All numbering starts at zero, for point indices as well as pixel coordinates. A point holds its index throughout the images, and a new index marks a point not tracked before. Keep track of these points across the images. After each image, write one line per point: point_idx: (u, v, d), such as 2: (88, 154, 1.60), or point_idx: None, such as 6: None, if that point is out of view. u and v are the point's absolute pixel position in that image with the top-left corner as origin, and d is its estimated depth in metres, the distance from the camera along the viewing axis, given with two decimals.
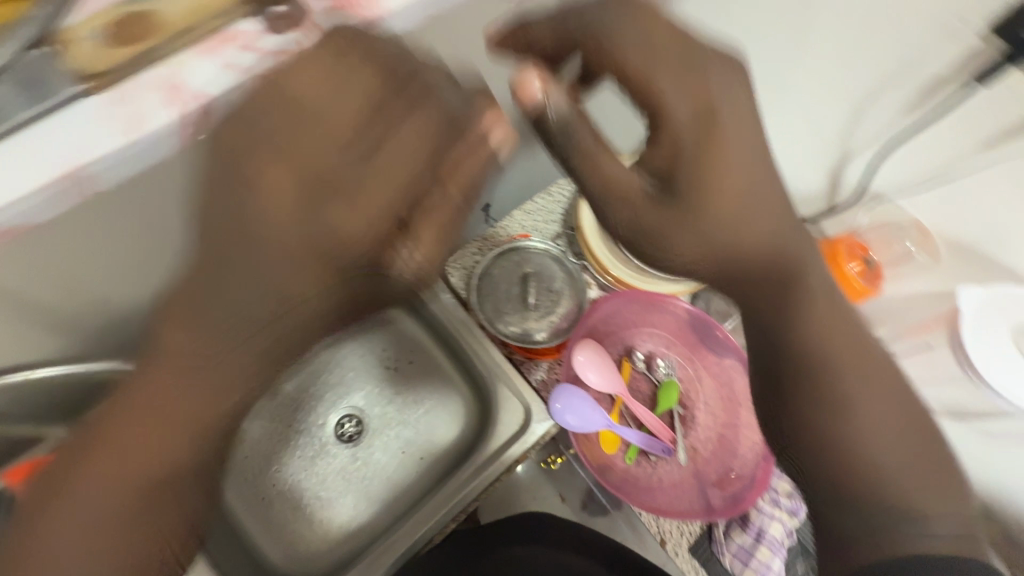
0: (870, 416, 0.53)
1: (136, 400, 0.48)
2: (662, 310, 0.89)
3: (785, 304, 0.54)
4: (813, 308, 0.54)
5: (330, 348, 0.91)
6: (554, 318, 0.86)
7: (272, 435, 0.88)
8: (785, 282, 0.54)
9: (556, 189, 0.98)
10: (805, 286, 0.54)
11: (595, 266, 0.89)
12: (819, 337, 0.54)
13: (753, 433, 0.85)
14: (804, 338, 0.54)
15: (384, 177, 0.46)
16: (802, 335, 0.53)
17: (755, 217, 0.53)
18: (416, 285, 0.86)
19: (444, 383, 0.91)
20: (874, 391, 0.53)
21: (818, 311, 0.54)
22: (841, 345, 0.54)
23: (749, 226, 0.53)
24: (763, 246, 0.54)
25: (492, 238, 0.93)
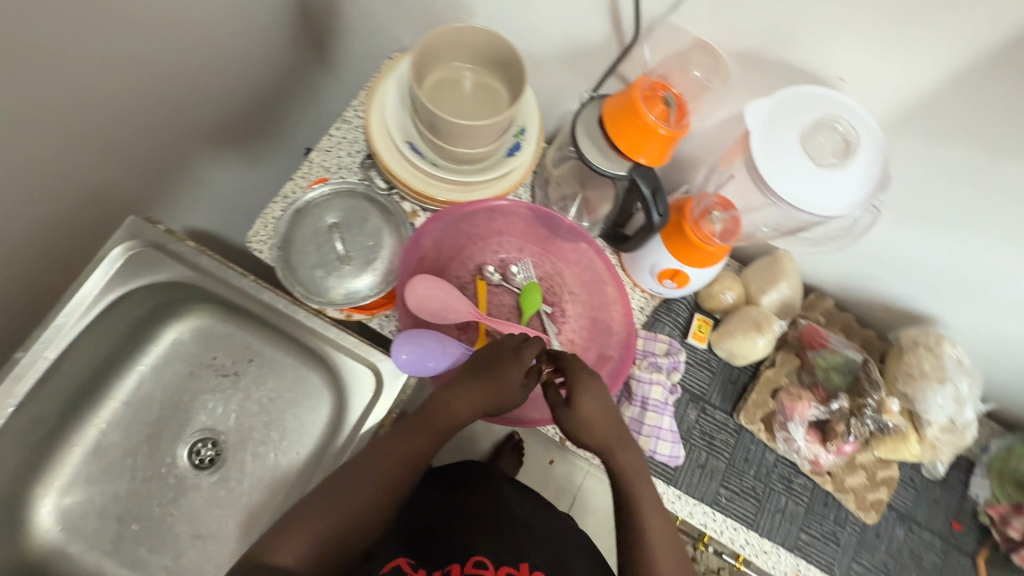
0: (640, 495, 0.61)
1: (333, 483, 0.60)
2: (503, 214, 0.82)
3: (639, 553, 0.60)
4: (641, 493, 0.61)
5: (149, 374, 0.79)
6: (378, 265, 0.76)
7: (113, 497, 0.74)
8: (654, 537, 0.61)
9: (353, 115, 0.85)
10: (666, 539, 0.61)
11: (410, 193, 0.78)
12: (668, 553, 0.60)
13: (623, 308, 0.82)
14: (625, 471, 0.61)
15: (430, 427, 0.62)
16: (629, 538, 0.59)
17: (591, 416, 0.60)
18: (203, 277, 0.72)
19: (294, 367, 0.80)
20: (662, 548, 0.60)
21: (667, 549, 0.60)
22: (646, 502, 0.61)
23: (588, 413, 0.60)
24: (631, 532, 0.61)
25: (292, 192, 0.80)
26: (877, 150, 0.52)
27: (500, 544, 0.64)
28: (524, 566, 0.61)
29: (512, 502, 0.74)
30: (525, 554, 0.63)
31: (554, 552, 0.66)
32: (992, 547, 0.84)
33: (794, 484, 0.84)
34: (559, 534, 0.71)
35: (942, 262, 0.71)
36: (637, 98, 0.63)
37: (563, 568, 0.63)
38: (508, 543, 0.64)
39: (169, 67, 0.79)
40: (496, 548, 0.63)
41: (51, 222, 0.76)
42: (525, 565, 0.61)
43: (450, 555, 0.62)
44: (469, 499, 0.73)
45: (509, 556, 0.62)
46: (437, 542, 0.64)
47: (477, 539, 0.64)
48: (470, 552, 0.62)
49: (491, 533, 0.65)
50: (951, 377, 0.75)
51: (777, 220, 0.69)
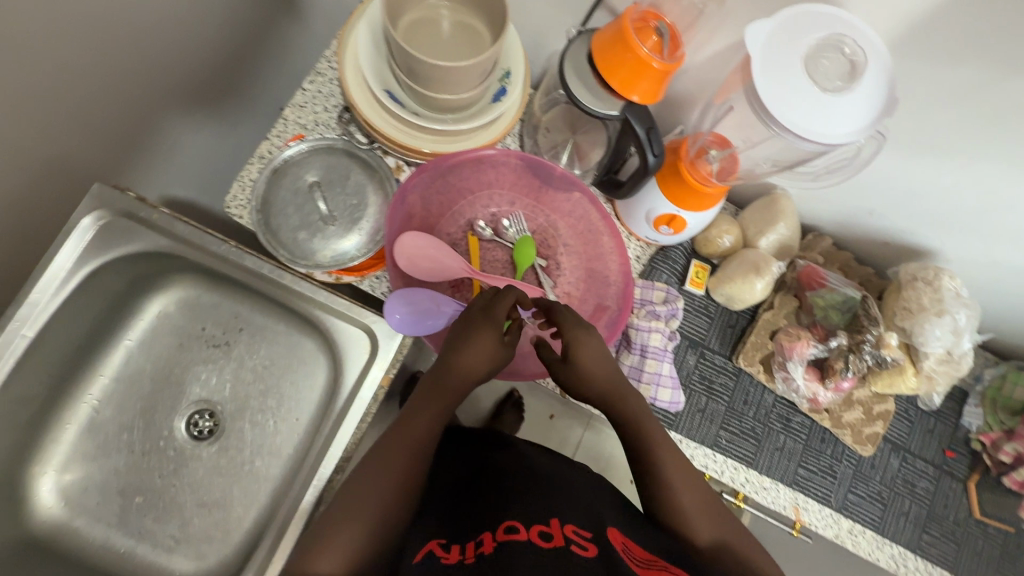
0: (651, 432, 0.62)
1: (345, 497, 0.58)
2: (492, 166, 0.79)
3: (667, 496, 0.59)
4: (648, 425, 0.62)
5: (136, 349, 0.77)
6: (364, 224, 0.74)
7: (112, 471, 0.73)
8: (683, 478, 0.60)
9: (326, 66, 0.80)
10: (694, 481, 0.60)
11: (392, 146, 0.74)
12: (699, 500, 0.59)
13: (620, 257, 0.81)
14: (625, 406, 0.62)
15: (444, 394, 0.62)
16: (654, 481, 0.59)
17: (590, 362, 0.61)
18: (181, 245, 0.69)
19: (286, 334, 0.78)
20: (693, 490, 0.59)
21: (697, 490, 0.60)
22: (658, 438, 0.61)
23: (586, 363, 0.61)
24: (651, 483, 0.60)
25: (268, 152, 0.76)
26: (884, 68, 0.48)
27: (530, 505, 0.56)
28: (553, 521, 0.52)
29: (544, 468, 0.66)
30: (558, 510, 0.54)
31: (593, 505, 0.58)
32: (983, 472, 0.87)
33: (793, 422, 0.85)
34: (598, 494, 0.62)
35: (943, 192, 0.69)
36: (627, 30, 0.59)
37: (597, 517, 0.55)
38: (540, 503, 0.56)
39: (123, 20, 0.73)
40: (525, 510, 0.54)
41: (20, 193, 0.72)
42: (555, 519, 0.52)
43: (478, 528, 0.54)
44: (498, 471, 0.66)
45: (540, 513, 0.54)
46: (467, 519, 0.57)
47: (509, 507, 0.56)
48: (500, 521, 0.54)
49: (519, 497, 0.58)
50: (950, 309, 0.74)
51: (776, 154, 0.66)
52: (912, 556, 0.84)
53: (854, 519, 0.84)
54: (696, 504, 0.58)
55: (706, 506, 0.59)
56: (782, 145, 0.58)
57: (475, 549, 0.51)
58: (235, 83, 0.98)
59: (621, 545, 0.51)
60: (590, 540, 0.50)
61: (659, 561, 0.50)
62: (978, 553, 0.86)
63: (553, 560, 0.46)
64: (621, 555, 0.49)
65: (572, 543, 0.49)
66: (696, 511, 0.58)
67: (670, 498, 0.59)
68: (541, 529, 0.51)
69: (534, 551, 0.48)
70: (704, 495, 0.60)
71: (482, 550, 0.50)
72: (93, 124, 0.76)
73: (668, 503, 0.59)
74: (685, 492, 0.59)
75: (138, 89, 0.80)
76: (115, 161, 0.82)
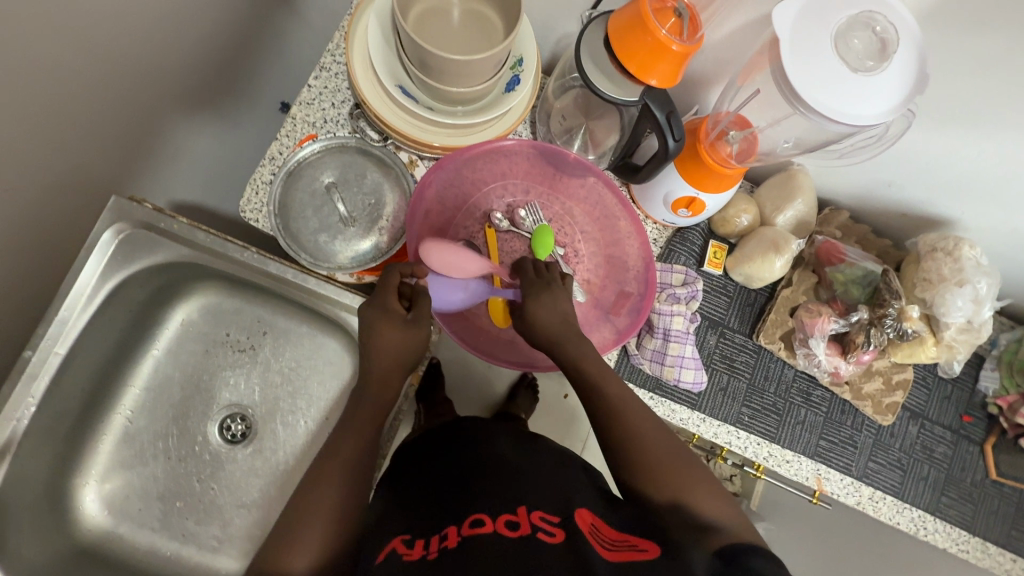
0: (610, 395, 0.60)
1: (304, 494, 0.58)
2: (506, 155, 0.78)
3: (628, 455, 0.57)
4: (607, 385, 0.61)
5: (164, 358, 0.78)
6: (384, 222, 0.74)
7: (152, 477, 0.75)
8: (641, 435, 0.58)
9: (331, 60, 0.77)
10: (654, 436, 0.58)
11: (407, 142, 0.73)
12: (660, 452, 0.56)
13: (639, 241, 0.81)
14: (583, 362, 0.62)
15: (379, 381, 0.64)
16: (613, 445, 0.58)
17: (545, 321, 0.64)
18: (203, 254, 0.69)
19: (311, 335, 0.79)
20: (653, 444, 0.57)
21: (657, 443, 0.57)
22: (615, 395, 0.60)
23: (542, 319, 0.64)
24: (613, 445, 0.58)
25: (279, 154, 0.75)
26: (915, 45, 0.48)
27: (497, 496, 0.59)
28: (523, 509, 0.56)
29: (513, 454, 0.68)
30: (525, 498, 0.58)
31: (562, 488, 0.61)
32: (999, 434, 0.88)
33: (813, 396, 0.86)
34: (566, 477, 0.64)
35: (963, 161, 0.68)
36: (647, 13, 0.57)
37: (567, 501, 0.58)
38: (509, 492, 0.59)
39: (122, 25, 0.71)
40: (493, 500, 0.59)
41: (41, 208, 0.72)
42: (522, 507, 0.56)
43: (448, 520, 0.58)
44: (467, 462, 0.67)
45: (506, 504, 0.57)
46: (439, 511, 0.60)
47: (475, 497, 0.60)
48: (469, 512, 0.57)
49: (487, 488, 0.61)
50: (970, 279, 0.75)
51: (799, 135, 0.66)
52: (931, 519, 0.87)
53: (875, 486, 0.86)
54: (656, 455, 0.56)
55: (665, 455, 0.56)
56: (810, 126, 0.57)
57: (441, 543, 0.55)
58: (236, 81, 0.96)
59: (588, 528, 0.53)
60: (557, 525, 0.53)
61: (625, 537, 0.52)
62: (995, 512, 0.88)
63: (516, 547, 0.51)
64: (586, 534, 0.52)
65: (539, 530, 0.53)
66: (656, 463, 0.55)
67: (631, 455, 0.56)
68: (508, 519, 0.55)
69: (500, 539, 0.52)
70: (665, 447, 0.57)
71: (448, 545, 0.54)
72: (100, 133, 0.75)
73: (631, 460, 0.56)
74: (642, 446, 0.57)
75: (142, 94, 0.79)
76: (124, 169, 0.81)
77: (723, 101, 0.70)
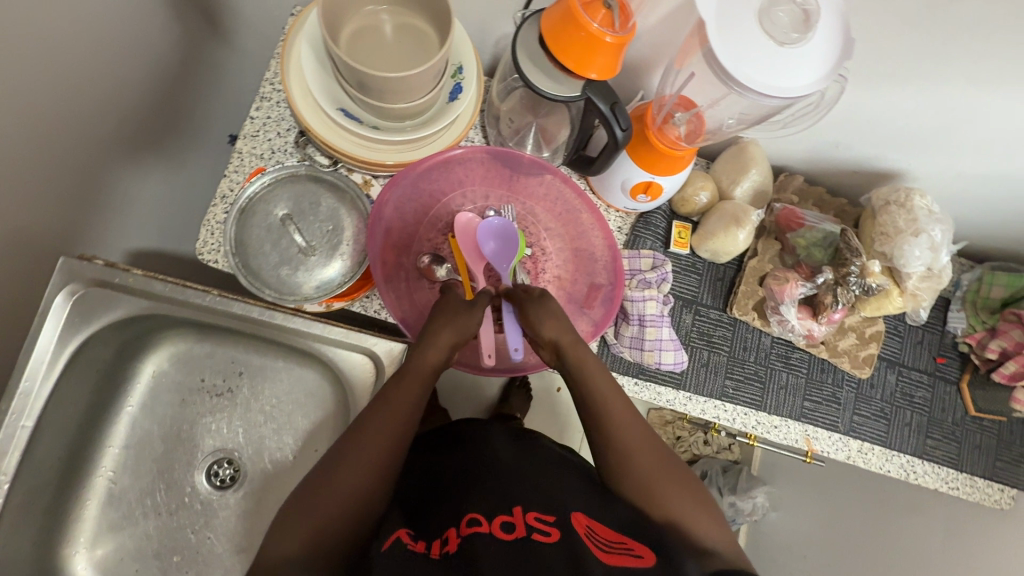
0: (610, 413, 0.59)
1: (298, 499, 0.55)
2: (460, 163, 0.77)
3: (642, 485, 0.57)
4: (618, 410, 0.60)
5: (140, 413, 0.76)
6: (344, 248, 0.73)
7: (143, 535, 0.73)
8: (659, 462, 0.58)
9: (271, 90, 0.76)
10: (672, 467, 0.58)
11: (358, 163, 0.72)
12: (676, 487, 0.57)
13: (602, 232, 0.81)
14: (595, 388, 0.60)
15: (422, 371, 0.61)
16: (626, 472, 0.58)
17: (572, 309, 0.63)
18: (163, 303, 0.68)
19: (288, 369, 0.78)
20: (669, 480, 0.57)
21: (674, 478, 0.57)
22: (617, 415, 0.59)
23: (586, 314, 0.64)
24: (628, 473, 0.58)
25: (229, 191, 0.74)
26: (835, 12, 0.49)
27: (492, 496, 0.60)
28: (518, 510, 0.57)
29: (506, 454, 0.68)
30: (519, 498, 0.59)
31: (554, 489, 0.62)
32: (973, 371, 0.91)
33: (792, 359, 0.88)
34: (558, 474, 0.65)
35: (902, 113, 0.70)
36: (576, 7, 0.57)
37: (559, 500, 0.59)
38: (503, 493, 0.60)
39: (45, 79, 0.69)
40: (487, 502, 0.58)
41: None
42: (517, 508, 0.57)
43: (444, 522, 0.58)
44: (455, 466, 0.67)
45: (500, 505, 0.58)
46: (436, 514, 0.60)
47: (472, 497, 0.60)
48: (463, 513, 0.57)
49: (481, 488, 0.61)
50: (925, 228, 0.77)
51: (742, 111, 0.66)
52: (919, 462, 0.89)
53: (862, 438, 0.88)
54: (671, 490, 0.56)
55: (679, 490, 0.56)
56: (748, 103, 0.58)
57: (442, 547, 0.54)
58: (177, 119, 0.94)
59: (584, 529, 0.54)
60: (552, 524, 0.54)
61: (621, 539, 0.54)
62: (979, 447, 0.91)
63: (515, 549, 0.51)
64: (581, 535, 0.53)
65: (534, 531, 0.53)
66: (671, 496, 0.56)
67: (646, 485, 0.57)
68: (503, 520, 0.55)
69: (498, 541, 0.52)
70: (682, 480, 0.57)
71: (448, 548, 0.53)
72: (39, 192, 0.72)
73: (643, 491, 0.57)
74: (658, 478, 0.57)
75: (78, 147, 0.76)
76: (71, 226, 0.78)
77: (665, 84, 0.70)
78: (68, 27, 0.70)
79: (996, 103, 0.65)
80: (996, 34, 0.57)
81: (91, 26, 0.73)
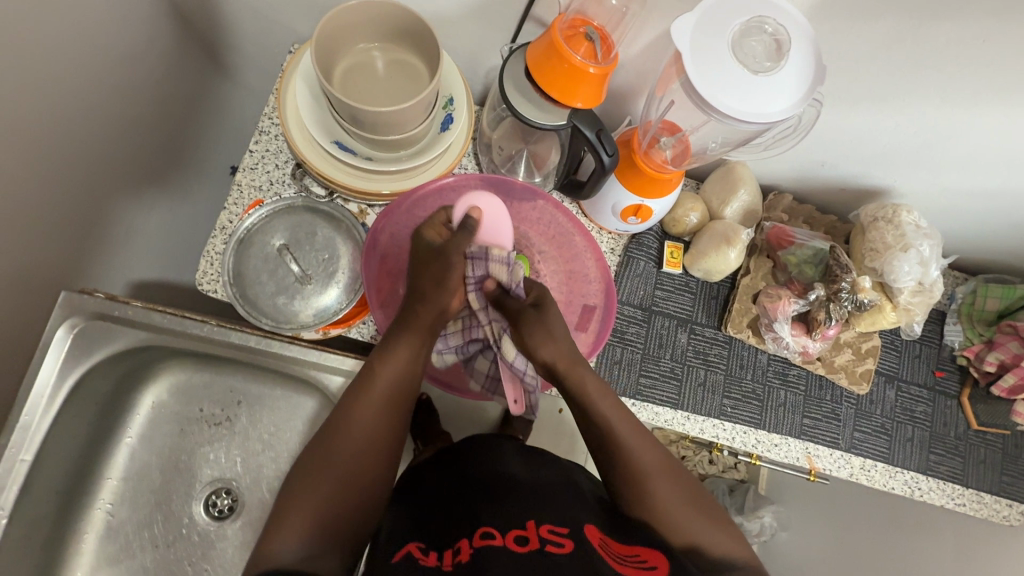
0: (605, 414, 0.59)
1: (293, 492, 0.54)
2: (455, 191, 0.76)
3: (673, 521, 0.56)
4: (631, 443, 0.59)
5: (138, 445, 0.77)
6: (340, 275, 0.74)
7: (141, 568, 0.73)
8: (686, 494, 0.58)
9: (268, 123, 0.78)
10: (696, 497, 0.58)
11: (352, 193, 0.74)
12: (703, 521, 0.57)
13: (594, 253, 0.82)
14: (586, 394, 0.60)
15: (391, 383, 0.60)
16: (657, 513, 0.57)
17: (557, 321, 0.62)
18: (162, 334, 0.70)
19: (286, 397, 0.78)
20: (695, 515, 0.57)
21: (705, 513, 0.57)
22: (627, 432, 0.59)
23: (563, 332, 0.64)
24: (659, 512, 0.56)
25: (228, 223, 0.75)
26: (808, 45, 0.51)
27: (506, 509, 0.58)
28: (531, 523, 0.55)
29: (521, 472, 0.66)
30: (534, 512, 0.57)
31: (569, 505, 0.59)
32: (973, 385, 0.90)
33: (790, 376, 0.87)
34: (573, 491, 0.63)
35: (884, 132, 0.72)
36: (559, 42, 0.59)
37: (575, 516, 0.57)
38: (515, 506, 0.58)
39: (47, 121, 0.71)
40: (504, 514, 0.57)
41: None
42: (532, 521, 0.55)
43: (459, 532, 0.56)
44: (469, 476, 0.66)
45: (515, 518, 0.56)
46: (450, 523, 0.59)
47: (485, 509, 0.58)
48: (477, 525, 0.56)
49: (501, 500, 0.60)
50: (914, 243, 0.78)
51: (724, 135, 0.68)
52: (923, 478, 0.88)
53: (864, 455, 0.87)
54: (703, 529, 0.56)
55: (706, 523, 0.57)
56: (728, 128, 0.60)
57: (454, 557, 0.53)
58: (177, 156, 0.96)
59: (598, 542, 0.53)
60: (566, 537, 0.52)
61: (635, 551, 0.52)
62: (984, 461, 0.90)
63: (527, 559, 0.49)
64: (596, 550, 0.51)
65: (547, 543, 0.51)
66: (703, 527, 0.56)
67: (676, 524, 0.56)
68: (517, 533, 0.53)
69: (509, 552, 0.51)
70: (705, 511, 0.57)
71: (461, 558, 0.52)
72: (42, 228, 0.74)
73: (666, 524, 0.56)
74: (689, 516, 0.56)
75: (79, 184, 0.78)
76: (70, 261, 0.80)
77: (650, 110, 0.72)
78: (67, 70, 0.72)
79: (971, 122, 0.67)
80: (968, 57, 0.59)
81: (92, 69, 0.75)
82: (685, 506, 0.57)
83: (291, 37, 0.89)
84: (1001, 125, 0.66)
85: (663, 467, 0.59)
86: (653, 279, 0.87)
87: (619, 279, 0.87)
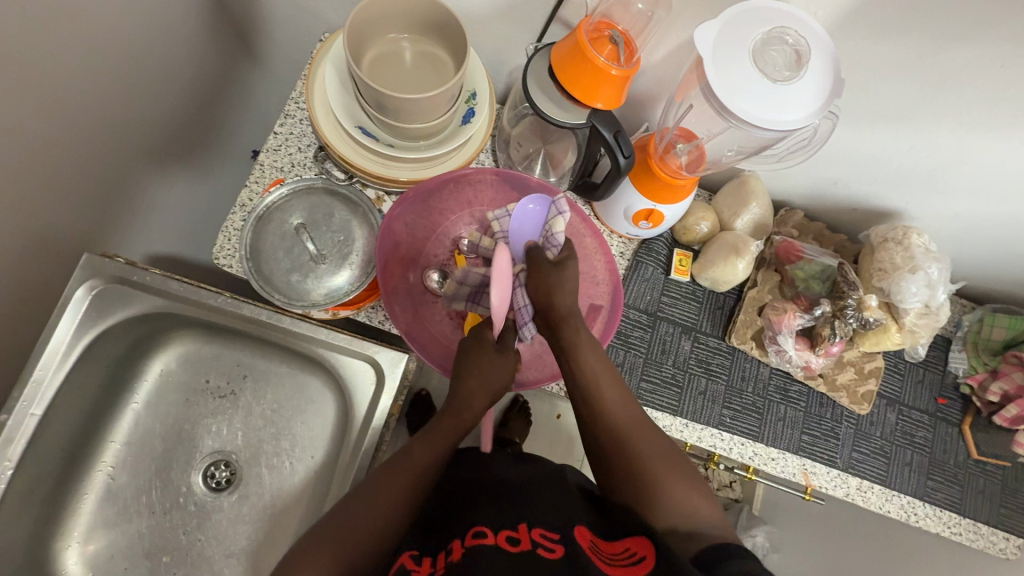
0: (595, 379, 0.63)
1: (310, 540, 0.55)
2: (470, 184, 0.79)
3: (649, 487, 0.57)
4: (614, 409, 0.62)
5: (143, 411, 0.78)
6: (354, 258, 0.76)
7: (137, 534, 0.73)
8: (669, 466, 0.59)
9: (295, 107, 0.80)
10: (679, 470, 0.59)
11: (372, 179, 0.76)
12: (684, 490, 0.57)
13: (605, 256, 0.82)
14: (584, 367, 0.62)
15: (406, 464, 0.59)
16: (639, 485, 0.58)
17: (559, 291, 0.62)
18: (176, 303, 0.71)
19: (291, 375, 0.80)
20: (670, 482, 0.58)
21: (687, 485, 0.58)
22: (616, 406, 0.62)
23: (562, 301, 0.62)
24: (641, 482, 0.58)
25: (249, 201, 0.77)
26: (829, 60, 0.52)
27: (501, 511, 0.58)
28: (523, 526, 0.55)
29: (514, 476, 0.67)
30: (526, 514, 0.57)
31: (563, 506, 0.60)
32: (975, 413, 0.90)
33: (791, 392, 0.88)
34: (568, 493, 0.63)
35: (896, 153, 0.73)
36: (583, 41, 0.61)
37: (567, 518, 0.57)
38: (507, 508, 0.59)
39: (80, 90, 0.73)
40: (495, 516, 0.57)
41: (18, 267, 0.73)
42: (523, 524, 0.55)
43: (453, 534, 0.57)
44: (469, 481, 0.67)
45: (507, 519, 0.56)
46: (447, 526, 0.59)
47: (480, 511, 0.59)
48: (470, 527, 0.56)
49: (497, 502, 0.60)
50: (922, 265, 0.78)
51: (740, 144, 0.69)
52: (920, 504, 0.87)
53: (862, 476, 0.87)
54: (679, 499, 0.56)
55: (683, 490, 0.57)
56: (745, 136, 0.61)
57: (446, 558, 0.53)
58: (204, 134, 0.99)
59: (587, 544, 0.53)
60: (556, 541, 0.52)
61: (623, 546, 0.52)
62: (982, 491, 0.89)
63: (517, 563, 0.49)
64: (586, 551, 0.51)
65: (538, 546, 0.52)
66: (682, 494, 0.57)
67: (653, 492, 0.57)
68: (508, 534, 0.54)
69: (499, 552, 0.51)
70: (683, 479, 0.58)
71: (450, 560, 0.52)
72: (69, 192, 0.77)
73: (644, 493, 0.57)
74: (671, 487, 0.57)
75: (109, 151, 0.80)
76: (94, 227, 0.82)
77: (667, 116, 0.73)
78: (108, 43, 0.75)
79: (987, 148, 0.68)
80: (986, 82, 0.60)
81: (131, 43, 0.78)
82: (666, 474, 0.58)
83: (324, 26, 0.92)
84: (1013, 152, 0.67)
85: (646, 438, 0.61)
86: (660, 285, 0.88)
87: (627, 282, 0.88)
